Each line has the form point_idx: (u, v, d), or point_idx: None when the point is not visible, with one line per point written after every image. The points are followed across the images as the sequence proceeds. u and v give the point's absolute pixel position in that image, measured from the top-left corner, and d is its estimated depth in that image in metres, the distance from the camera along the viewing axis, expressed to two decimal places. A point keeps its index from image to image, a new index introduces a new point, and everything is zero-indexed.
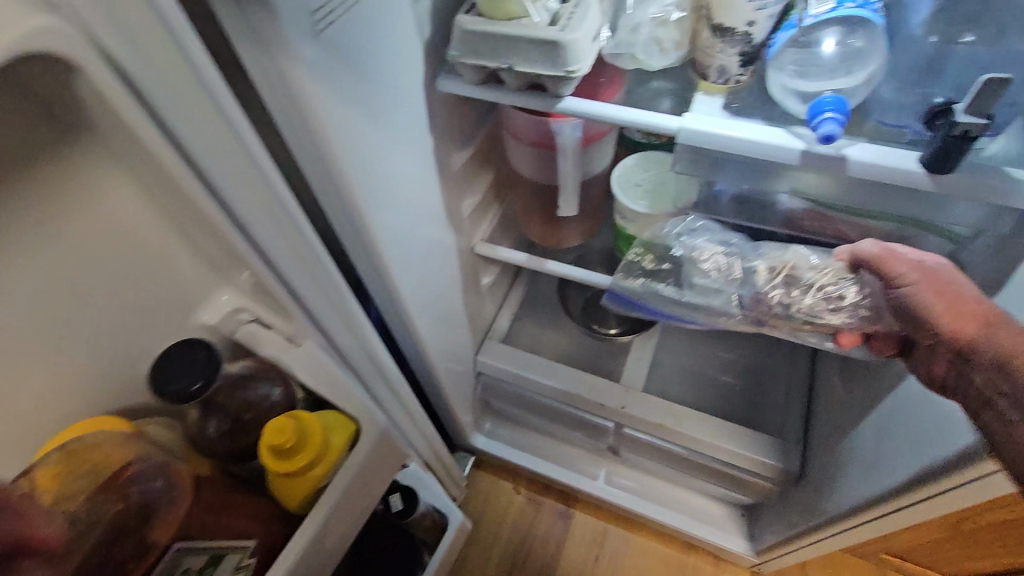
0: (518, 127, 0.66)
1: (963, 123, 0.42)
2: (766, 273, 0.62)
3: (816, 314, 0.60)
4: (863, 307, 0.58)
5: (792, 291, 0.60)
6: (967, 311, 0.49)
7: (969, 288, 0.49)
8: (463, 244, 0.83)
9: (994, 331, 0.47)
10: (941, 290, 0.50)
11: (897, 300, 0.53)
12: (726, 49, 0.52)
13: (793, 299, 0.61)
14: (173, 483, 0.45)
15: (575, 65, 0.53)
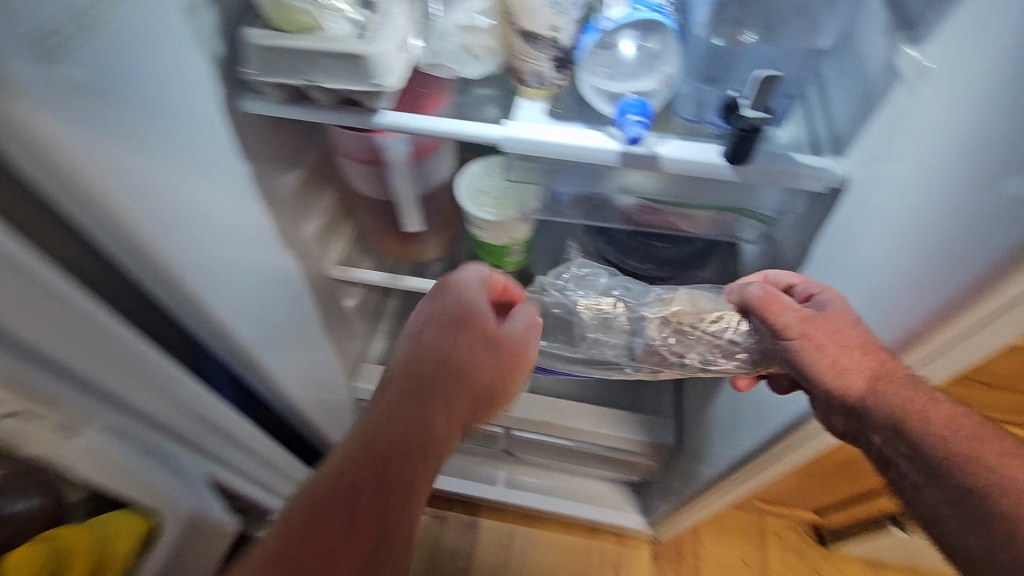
0: (344, 144, 0.62)
1: (749, 117, 0.46)
2: (658, 322, 0.62)
3: (708, 362, 0.61)
4: (754, 350, 0.58)
5: (684, 339, 0.61)
6: (853, 366, 0.48)
7: (857, 334, 0.48)
8: (314, 270, 0.78)
9: (880, 385, 0.47)
10: (825, 338, 0.49)
11: (786, 354, 0.53)
12: (538, 54, 0.52)
13: (682, 346, 0.61)
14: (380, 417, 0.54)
15: (383, 78, 0.50)
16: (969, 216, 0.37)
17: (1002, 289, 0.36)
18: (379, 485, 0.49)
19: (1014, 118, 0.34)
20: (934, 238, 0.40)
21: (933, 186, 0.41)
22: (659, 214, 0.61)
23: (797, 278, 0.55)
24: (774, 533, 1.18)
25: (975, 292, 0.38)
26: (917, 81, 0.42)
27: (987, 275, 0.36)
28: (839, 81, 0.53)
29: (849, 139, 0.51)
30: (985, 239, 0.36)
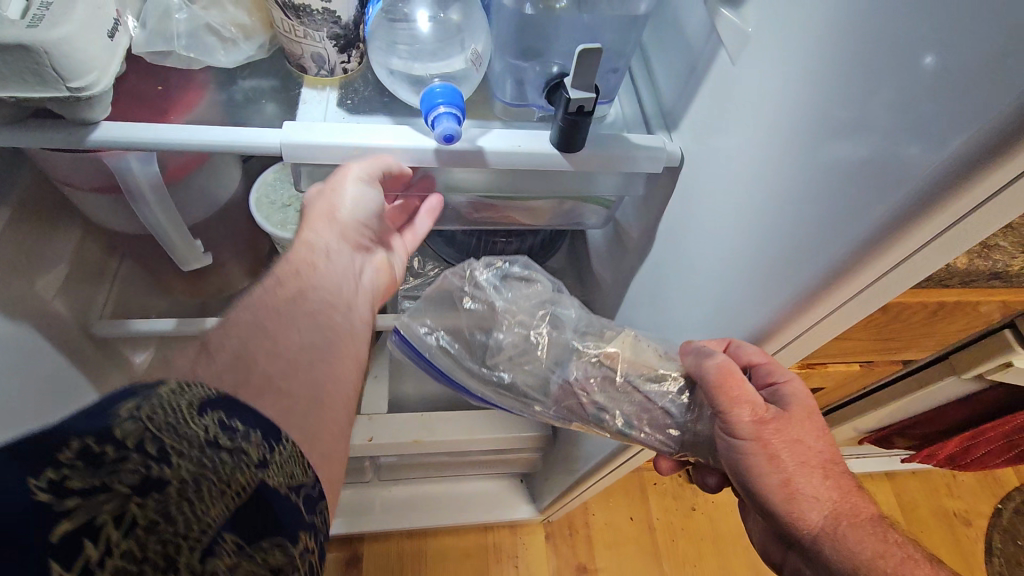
0: (64, 170, 0.45)
1: (575, 99, 0.39)
2: (588, 364, 0.50)
3: (631, 426, 0.49)
4: (690, 430, 0.48)
5: (610, 393, 0.50)
6: (808, 492, 0.41)
7: (818, 449, 0.42)
8: (66, 333, 0.58)
9: (843, 526, 0.40)
10: (781, 448, 0.41)
11: (727, 446, 0.43)
12: (312, 32, 0.41)
13: (607, 399, 0.50)
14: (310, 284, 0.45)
15: (81, 78, 0.35)
16: (813, 201, 0.35)
17: (848, 280, 0.34)
18: (296, 278, 0.43)
19: (853, 94, 0.32)
20: (778, 225, 0.38)
21: (770, 169, 0.38)
22: (491, 211, 0.53)
23: (763, 356, 0.43)
24: (651, 483, 1.24)
25: (823, 285, 0.36)
26: (738, 54, 0.40)
27: (836, 266, 0.34)
28: (661, 51, 0.49)
29: (677, 115, 0.48)
30: (833, 227, 0.34)
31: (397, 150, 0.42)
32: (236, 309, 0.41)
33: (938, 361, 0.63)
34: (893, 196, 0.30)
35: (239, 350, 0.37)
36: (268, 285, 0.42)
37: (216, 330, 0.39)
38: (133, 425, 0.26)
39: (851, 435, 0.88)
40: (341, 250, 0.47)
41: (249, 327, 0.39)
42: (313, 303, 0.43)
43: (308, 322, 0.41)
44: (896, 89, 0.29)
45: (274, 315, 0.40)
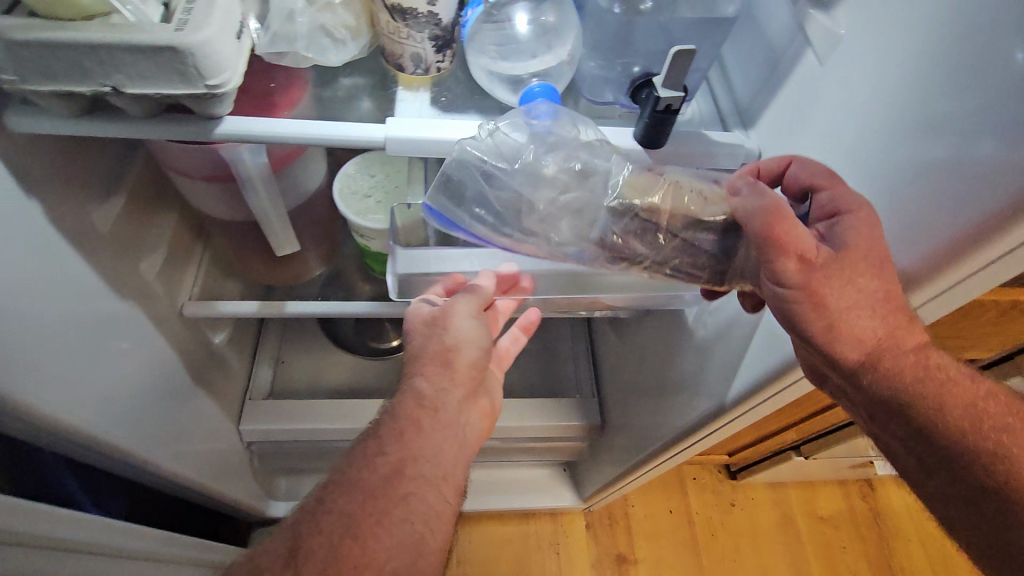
0: (179, 160, 0.49)
1: (665, 98, 0.41)
2: (627, 219, 0.46)
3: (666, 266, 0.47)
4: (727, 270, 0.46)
5: (650, 240, 0.46)
6: (854, 331, 0.39)
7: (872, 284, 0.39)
8: (163, 313, 0.63)
9: (884, 347, 0.40)
10: (834, 292, 0.39)
11: (774, 297, 0.41)
12: (415, 33, 0.43)
13: (647, 249, 0.47)
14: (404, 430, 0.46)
15: (218, 76, 0.38)
16: (903, 198, 0.36)
17: (947, 271, 0.35)
18: (399, 446, 0.45)
19: (953, 93, 0.32)
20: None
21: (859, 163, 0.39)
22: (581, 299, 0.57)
23: (828, 181, 0.41)
24: (691, 478, 1.26)
25: (921, 274, 0.36)
26: (828, 55, 0.41)
27: (935, 256, 0.35)
28: (737, 50, 0.51)
29: (756, 113, 0.49)
30: (931, 220, 0.35)
31: (493, 143, 0.44)
32: (335, 486, 0.44)
33: (1003, 361, 0.63)
34: (993, 198, 0.31)
35: (329, 559, 0.40)
36: (366, 460, 0.44)
37: (307, 523, 0.42)
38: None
39: None
40: (450, 395, 0.49)
41: (341, 519, 0.41)
42: (414, 488, 0.44)
43: (400, 514, 0.42)
44: (1000, 88, 0.30)
45: (367, 503, 0.42)
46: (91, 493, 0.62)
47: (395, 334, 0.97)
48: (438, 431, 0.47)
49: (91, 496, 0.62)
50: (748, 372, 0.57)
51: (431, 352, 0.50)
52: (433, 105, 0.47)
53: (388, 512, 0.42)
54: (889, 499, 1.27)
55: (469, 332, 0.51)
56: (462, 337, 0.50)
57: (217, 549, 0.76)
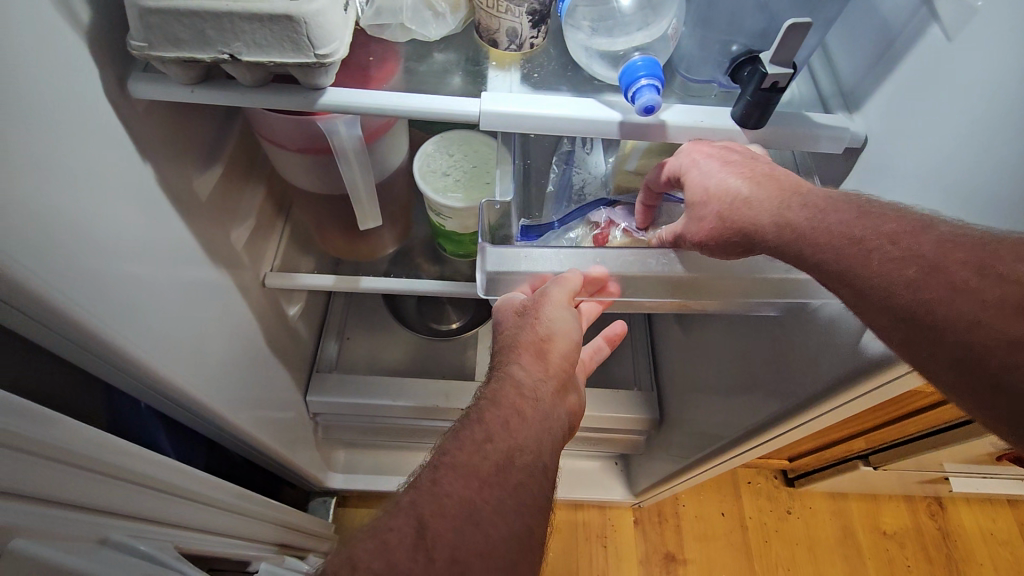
0: (276, 132, 0.51)
1: (772, 75, 0.40)
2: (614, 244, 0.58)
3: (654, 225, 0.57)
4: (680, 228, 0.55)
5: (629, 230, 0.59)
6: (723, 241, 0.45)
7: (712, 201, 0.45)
8: (247, 282, 0.65)
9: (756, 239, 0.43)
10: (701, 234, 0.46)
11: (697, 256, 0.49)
12: (514, 6, 0.43)
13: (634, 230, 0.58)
14: (506, 413, 0.45)
15: (328, 46, 0.39)
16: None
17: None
18: (505, 435, 0.44)
19: None
20: (984, 195, 0.36)
21: (987, 147, 0.36)
22: (670, 301, 0.55)
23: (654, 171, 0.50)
24: (745, 481, 1.22)
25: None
26: (957, 32, 0.38)
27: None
28: (845, 29, 0.48)
29: (862, 95, 0.46)
30: None
31: (589, 118, 0.43)
32: (445, 466, 0.42)
33: None
34: None
35: (456, 542, 0.39)
36: (475, 446, 0.43)
37: (428, 508, 0.40)
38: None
39: (985, 449, 0.83)
40: (547, 386, 0.48)
41: (458, 504, 0.40)
42: (524, 479, 0.43)
43: (513, 504, 0.42)
44: None
45: (485, 490, 0.41)
46: (175, 445, 0.66)
47: (456, 317, 0.98)
48: (540, 419, 0.46)
49: (174, 448, 0.65)
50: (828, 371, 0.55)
51: (524, 344, 0.49)
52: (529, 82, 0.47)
53: (502, 500, 0.41)
54: (961, 521, 1.20)
55: (565, 326, 0.50)
56: (557, 327, 0.50)
57: (282, 512, 0.79)
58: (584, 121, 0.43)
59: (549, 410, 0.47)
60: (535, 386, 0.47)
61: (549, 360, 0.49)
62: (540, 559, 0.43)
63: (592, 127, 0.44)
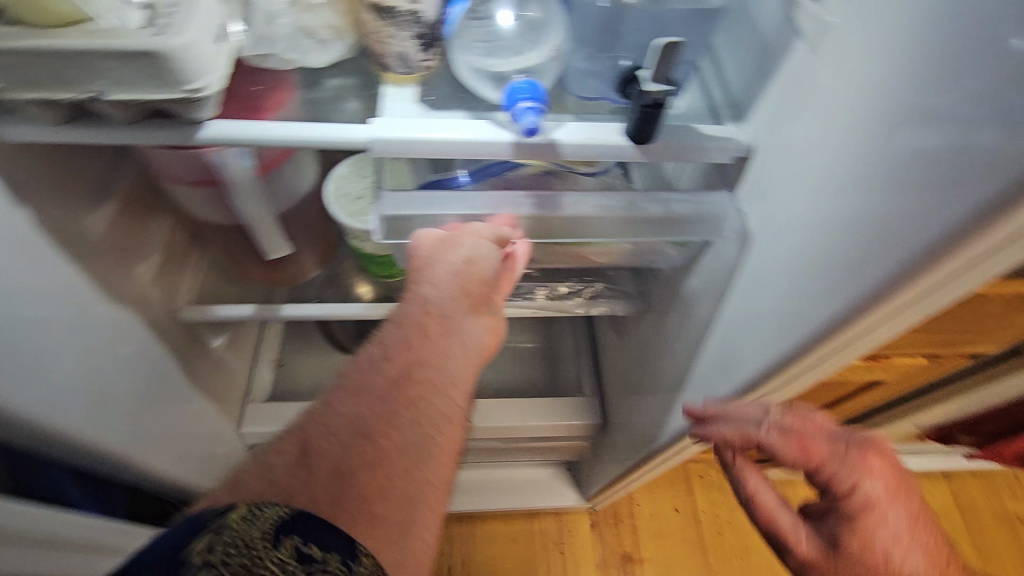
0: (169, 166, 0.49)
1: (653, 92, 0.41)
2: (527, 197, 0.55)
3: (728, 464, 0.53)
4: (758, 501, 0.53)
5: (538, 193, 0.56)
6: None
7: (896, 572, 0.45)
8: (158, 318, 0.63)
9: None
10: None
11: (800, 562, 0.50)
12: (398, 32, 0.43)
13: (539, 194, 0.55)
14: (409, 331, 0.50)
15: (199, 79, 0.38)
16: (888, 179, 0.35)
17: (936, 269, 0.33)
18: (405, 353, 0.49)
19: (941, 82, 0.31)
20: (854, 197, 0.37)
21: (857, 149, 0.37)
22: (570, 250, 0.57)
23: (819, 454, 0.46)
24: (698, 476, 1.25)
25: (906, 275, 0.34)
26: (821, 42, 0.39)
27: (919, 256, 0.33)
28: (729, 41, 0.49)
29: (747, 105, 0.48)
30: (921, 207, 0.32)
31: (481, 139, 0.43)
32: (342, 391, 0.48)
33: (1007, 355, 0.63)
34: (977, 188, 0.29)
35: (340, 453, 0.43)
36: (373, 365, 0.49)
37: (317, 432, 0.45)
38: (211, 569, 0.32)
39: (907, 430, 0.87)
40: (457, 305, 0.52)
41: (349, 421, 0.45)
42: (420, 397, 0.47)
43: (407, 417, 0.46)
44: (993, 74, 0.28)
45: (376, 403, 0.46)
46: (91, 493, 0.62)
47: None
48: (453, 333, 0.51)
49: (89, 497, 0.62)
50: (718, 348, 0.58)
51: (446, 263, 0.50)
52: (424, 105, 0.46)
53: (393, 413, 0.46)
54: None
55: (484, 255, 0.50)
56: (479, 254, 0.50)
57: None
58: (476, 144, 0.43)
59: (456, 324, 0.52)
60: (442, 298, 0.51)
61: (469, 285, 0.51)
62: (443, 471, 0.46)
63: (485, 149, 0.44)
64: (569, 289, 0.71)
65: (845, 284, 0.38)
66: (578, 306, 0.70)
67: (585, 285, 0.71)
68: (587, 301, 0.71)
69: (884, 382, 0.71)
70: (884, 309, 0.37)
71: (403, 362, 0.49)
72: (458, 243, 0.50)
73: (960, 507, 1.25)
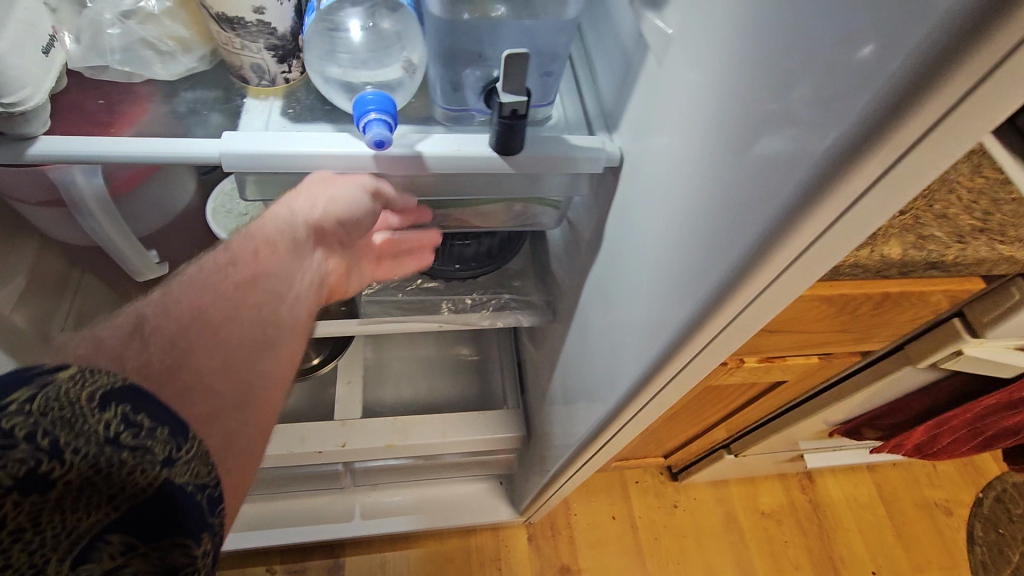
0: (11, 187, 0.46)
1: (507, 104, 0.40)
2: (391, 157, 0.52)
3: None
4: None
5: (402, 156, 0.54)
6: None
7: None
8: (22, 349, 0.58)
9: None
10: None
11: None
12: (248, 43, 0.41)
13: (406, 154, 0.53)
14: (261, 252, 0.43)
15: (14, 94, 0.35)
16: (727, 179, 0.35)
17: (762, 267, 0.34)
18: (255, 261, 0.43)
19: (759, 84, 0.32)
20: (702, 198, 0.38)
21: (702, 152, 0.37)
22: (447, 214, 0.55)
23: None
24: (634, 482, 1.25)
25: (740, 274, 0.35)
26: (670, 50, 0.40)
27: (748, 256, 0.34)
28: (600, 52, 0.50)
29: (616, 115, 0.48)
30: (753, 206, 0.33)
31: (341, 152, 0.42)
32: (183, 281, 0.40)
33: (893, 351, 0.66)
34: (792, 183, 0.29)
35: (177, 335, 0.36)
36: (219, 266, 0.41)
37: (154, 308, 0.37)
38: (23, 418, 0.27)
39: (818, 428, 0.89)
40: (312, 247, 0.46)
41: (188, 307, 0.38)
42: (267, 294, 0.42)
43: (252, 316, 0.40)
44: (792, 77, 0.29)
45: (219, 299, 0.39)
46: None
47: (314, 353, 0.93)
48: (308, 270, 0.46)
49: None
50: (605, 349, 0.57)
51: (319, 204, 0.44)
52: (282, 118, 0.44)
53: (238, 315, 0.39)
54: (829, 491, 1.29)
55: (356, 204, 0.45)
56: (355, 199, 0.45)
57: None
58: (336, 159, 0.42)
59: (305, 251, 0.45)
60: (298, 228, 0.44)
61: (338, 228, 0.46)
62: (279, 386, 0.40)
63: (345, 159, 0.43)
64: (476, 300, 0.70)
65: (695, 285, 0.39)
66: (484, 317, 0.69)
67: (491, 295, 0.71)
68: (494, 311, 0.70)
69: (786, 382, 0.73)
70: (729, 308, 0.38)
71: (250, 266, 0.42)
72: (340, 183, 0.44)
73: (883, 498, 1.30)
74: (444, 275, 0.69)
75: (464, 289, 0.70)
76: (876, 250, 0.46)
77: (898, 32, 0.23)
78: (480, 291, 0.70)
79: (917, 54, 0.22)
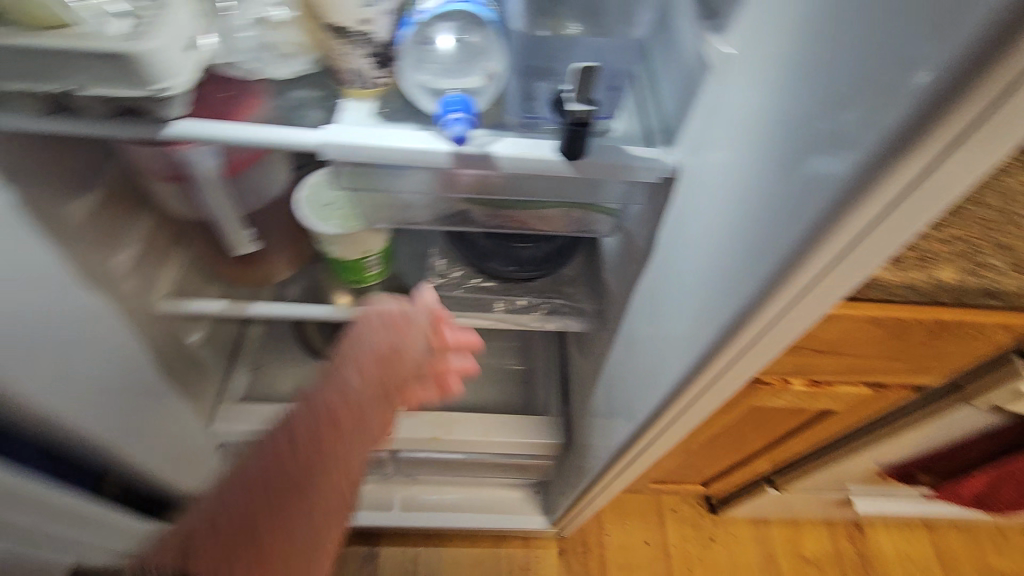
0: (144, 163, 0.53)
1: (574, 112, 0.44)
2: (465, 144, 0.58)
3: None
4: None
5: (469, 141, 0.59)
6: None
7: None
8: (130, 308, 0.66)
9: None
10: None
11: None
12: (354, 50, 0.48)
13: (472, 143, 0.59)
14: (322, 419, 0.60)
15: (163, 81, 0.42)
16: (776, 182, 0.37)
17: (805, 266, 0.36)
18: (320, 436, 0.59)
19: (807, 95, 0.34)
20: (753, 202, 0.40)
21: (754, 159, 0.40)
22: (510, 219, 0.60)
23: None
24: (671, 509, 1.23)
25: (782, 273, 0.37)
26: (731, 66, 0.43)
27: (792, 255, 0.36)
28: (665, 71, 0.53)
29: (677, 128, 0.51)
30: (798, 208, 0.35)
31: (424, 146, 0.47)
32: (260, 449, 0.60)
33: (952, 389, 0.64)
34: (834, 185, 0.31)
35: (238, 530, 0.54)
36: (286, 450, 0.59)
37: (216, 500, 0.57)
38: None
39: (868, 468, 0.86)
40: (368, 395, 0.62)
41: (237, 512, 0.55)
42: (320, 482, 0.58)
43: (303, 504, 0.57)
44: (838, 89, 0.31)
45: (280, 457, 0.58)
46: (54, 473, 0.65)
47: None
48: (364, 417, 0.62)
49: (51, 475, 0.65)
50: (651, 354, 0.60)
51: (374, 361, 0.62)
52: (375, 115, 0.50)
53: (290, 478, 0.58)
54: (879, 544, 1.23)
55: (413, 352, 0.63)
56: (407, 347, 0.63)
57: None
58: (419, 153, 0.47)
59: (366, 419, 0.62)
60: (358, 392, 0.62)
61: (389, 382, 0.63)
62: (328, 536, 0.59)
63: (427, 153, 0.47)
64: (527, 302, 0.74)
65: (741, 284, 0.41)
66: (533, 318, 0.73)
67: (542, 299, 0.74)
68: (541, 315, 0.73)
69: (834, 412, 0.72)
70: (773, 306, 0.40)
71: (310, 438, 0.59)
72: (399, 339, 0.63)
73: (940, 559, 1.22)
74: (499, 276, 0.74)
75: (517, 291, 0.74)
76: (931, 274, 0.46)
77: (937, 42, 0.25)
78: (532, 295, 0.74)
79: (953, 65, 0.24)
